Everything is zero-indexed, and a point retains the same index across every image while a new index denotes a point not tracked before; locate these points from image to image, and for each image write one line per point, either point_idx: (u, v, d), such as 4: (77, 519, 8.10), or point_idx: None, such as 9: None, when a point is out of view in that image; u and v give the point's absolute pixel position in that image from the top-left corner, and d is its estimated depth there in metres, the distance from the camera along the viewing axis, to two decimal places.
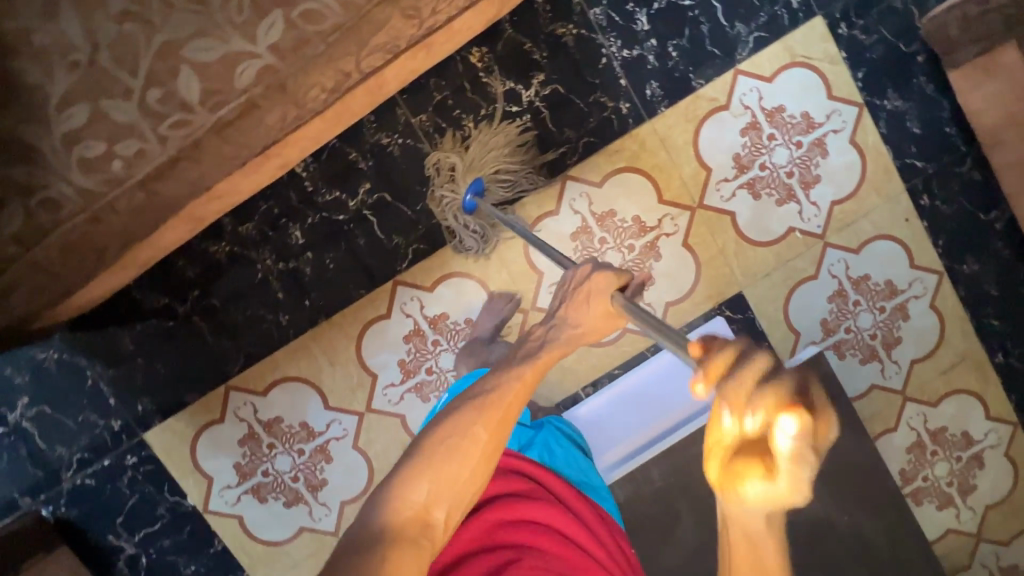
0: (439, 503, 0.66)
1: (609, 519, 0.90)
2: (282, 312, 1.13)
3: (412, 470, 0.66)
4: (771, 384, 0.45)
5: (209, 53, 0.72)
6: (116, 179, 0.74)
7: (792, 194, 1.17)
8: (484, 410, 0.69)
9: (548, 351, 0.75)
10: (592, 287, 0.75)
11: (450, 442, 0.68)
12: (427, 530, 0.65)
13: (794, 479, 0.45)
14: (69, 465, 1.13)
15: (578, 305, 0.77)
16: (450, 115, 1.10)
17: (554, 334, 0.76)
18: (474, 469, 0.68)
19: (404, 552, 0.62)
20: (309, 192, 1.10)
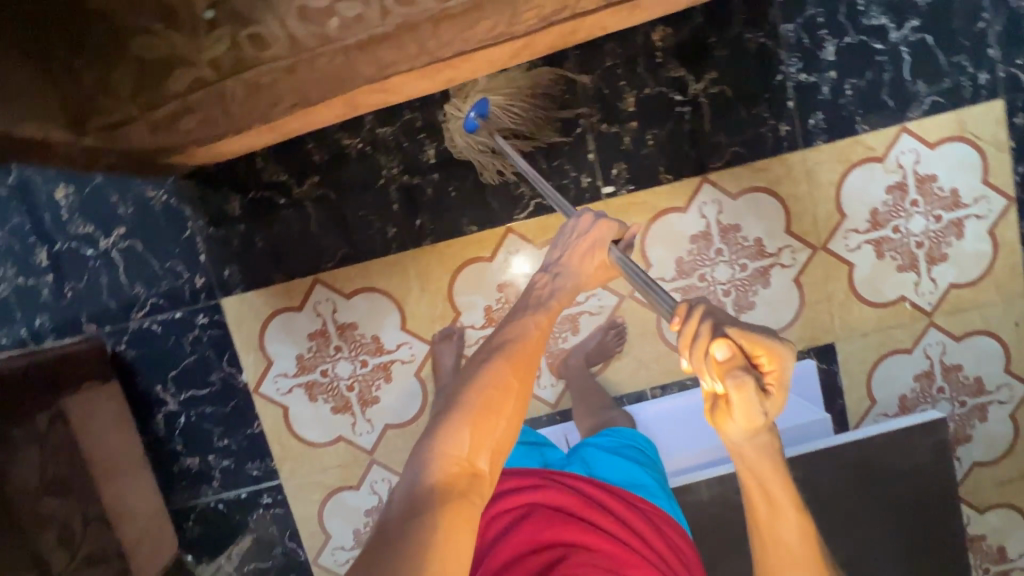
0: (483, 454, 0.62)
1: (660, 518, 0.86)
2: (390, 223, 1.12)
3: (451, 423, 0.62)
4: (706, 329, 0.55)
5: None
6: (327, 37, 0.72)
7: (915, 264, 1.15)
8: (508, 358, 0.67)
9: (559, 296, 0.78)
10: (596, 237, 0.81)
11: (483, 393, 0.64)
12: (475, 482, 0.61)
13: (741, 395, 0.56)
14: (142, 306, 1.14)
15: (581, 255, 0.81)
16: (614, 84, 1.09)
17: (560, 280, 0.79)
18: (511, 417, 0.64)
19: (451, 508, 0.58)
20: (455, 116, 1.09)
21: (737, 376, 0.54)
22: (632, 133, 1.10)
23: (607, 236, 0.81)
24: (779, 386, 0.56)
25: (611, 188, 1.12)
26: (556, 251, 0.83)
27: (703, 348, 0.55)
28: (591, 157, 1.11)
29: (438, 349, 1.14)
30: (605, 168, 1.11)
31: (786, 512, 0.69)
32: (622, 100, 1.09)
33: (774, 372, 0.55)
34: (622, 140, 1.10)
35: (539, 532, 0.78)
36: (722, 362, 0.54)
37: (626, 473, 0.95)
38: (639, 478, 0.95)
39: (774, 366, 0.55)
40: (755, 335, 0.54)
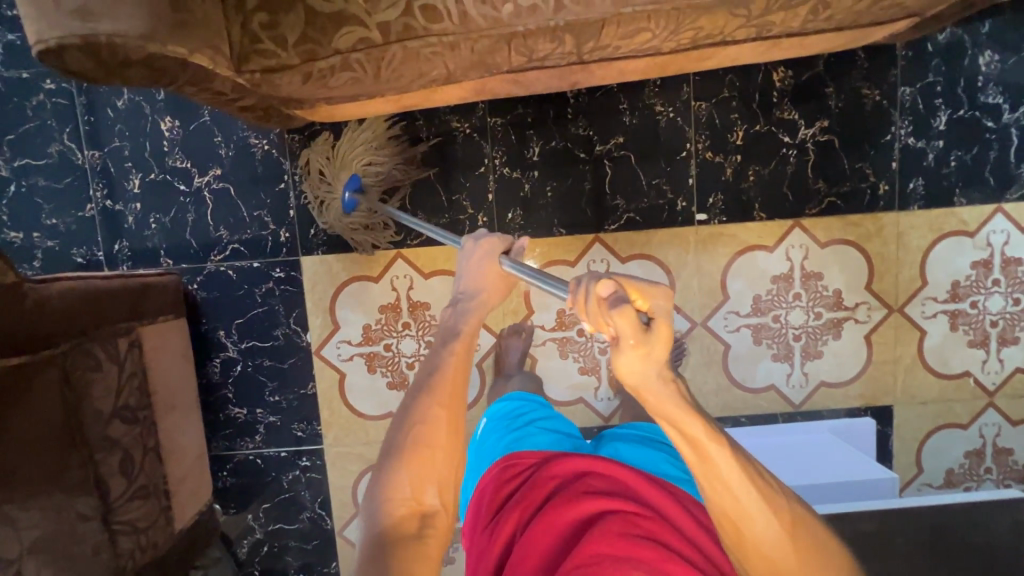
0: (430, 490, 0.63)
1: (688, 502, 0.75)
2: (482, 212, 1.13)
3: (389, 472, 0.63)
4: (608, 284, 0.51)
5: None
6: (498, 21, 0.73)
7: (986, 342, 1.16)
8: (434, 390, 0.67)
9: (466, 323, 0.73)
10: (484, 254, 0.75)
11: (413, 433, 0.65)
12: (428, 520, 0.62)
13: (657, 341, 0.52)
14: (221, 250, 1.14)
15: (476, 275, 0.76)
16: (726, 115, 1.10)
17: (466, 308, 0.74)
18: (446, 445, 0.66)
19: (406, 552, 0.59)
20: (566, 119, 1.10)
21: (620, 307, 0.50)
22: (735, 165, 1.11)
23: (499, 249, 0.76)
24: (663, 325, 0.52)
25: (704, 216, 1.13)
26: (461, 277, 0.77)
27: (592, 296, 0.51)
28: (690, 182, 1.12)
29: (505, 344, 1.15)
30: (702, 195, 1.12)
31: (752, 509, 0.57)
32: (732, 132, 1.10)
33: (655, 310, 0.52)
34: (724, 170, 1.11)
35: (556, 515, 0.71)
36: (605, 299, 0.51)
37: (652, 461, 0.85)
38: (666, 466, 0.85)
39: (653, 303, 0.53)
40: (630, 279, 0.53)
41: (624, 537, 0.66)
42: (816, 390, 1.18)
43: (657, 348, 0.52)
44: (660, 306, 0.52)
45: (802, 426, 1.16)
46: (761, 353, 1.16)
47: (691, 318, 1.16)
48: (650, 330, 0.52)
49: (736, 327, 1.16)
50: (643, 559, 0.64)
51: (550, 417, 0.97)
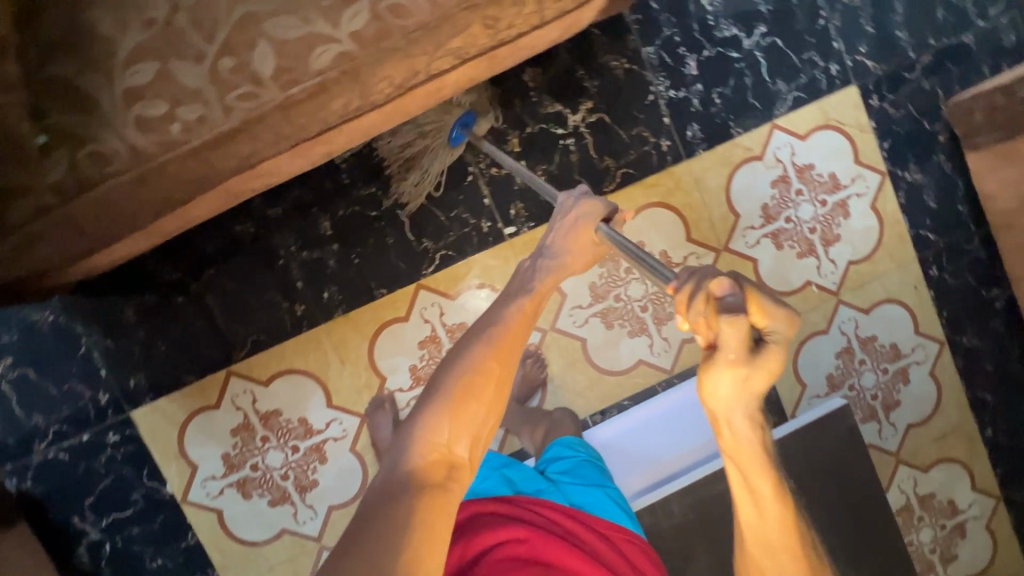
0: (464, 441, 0.59)
1: (632, 554, 0.80)
2: (298, 301, 1.10)
3: (431, 412, 0.58)
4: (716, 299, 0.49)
5: (290, 31, 0.71)
6: (171, 143, 0.71)
7: (812, 249, 1.21)
8: (492, 342, 0.63)
9: (543, 281, 0.74)
10: (581, 215, 0.77)
11: (464, 376, 0.60)
12: (454, 472, 0.58)
13: (755, 364, 0.51)
14: (44, 436, 1.06)
15: (566, 234, 0.78)
16: (496, 128, 1.11)
17: (545, 265, 0.75)
18: (494, 401, 0.61)
19: (427, 500, 0.54)
20: (345, 185, 1.09)
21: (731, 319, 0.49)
22: (523, 171, 1.12)
23: (596, 214, 0.77)
24: (777, 355, 0.51)
25: (513, 228, 1.13)
26: (548, 235, 0.80)
27: (700, 297, 0.49)
28: (487, 202, 1.12)
29: (374, 421, 1.10)
30: (504, 210, 1.12)
31: (768, 513, 0.60)
32: (507, 142, 1.11)
33: (770, 334, 0.50)
34: (514, 180, 1.12)
35: (523, 551, 0.71)
36: (715, 300, 0.49)
37: (594, 499, 0.86)
38: (603, 500, 0.86)
39: (772, 324, 0.50)
40: (755, 289, 0.49)
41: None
42: (682, 349, 1.19)
43: (754, 369, 0.51)
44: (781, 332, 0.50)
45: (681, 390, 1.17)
46: (617, 335, 1.17)
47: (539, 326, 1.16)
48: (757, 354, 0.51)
49: (584, 319, 1.17)
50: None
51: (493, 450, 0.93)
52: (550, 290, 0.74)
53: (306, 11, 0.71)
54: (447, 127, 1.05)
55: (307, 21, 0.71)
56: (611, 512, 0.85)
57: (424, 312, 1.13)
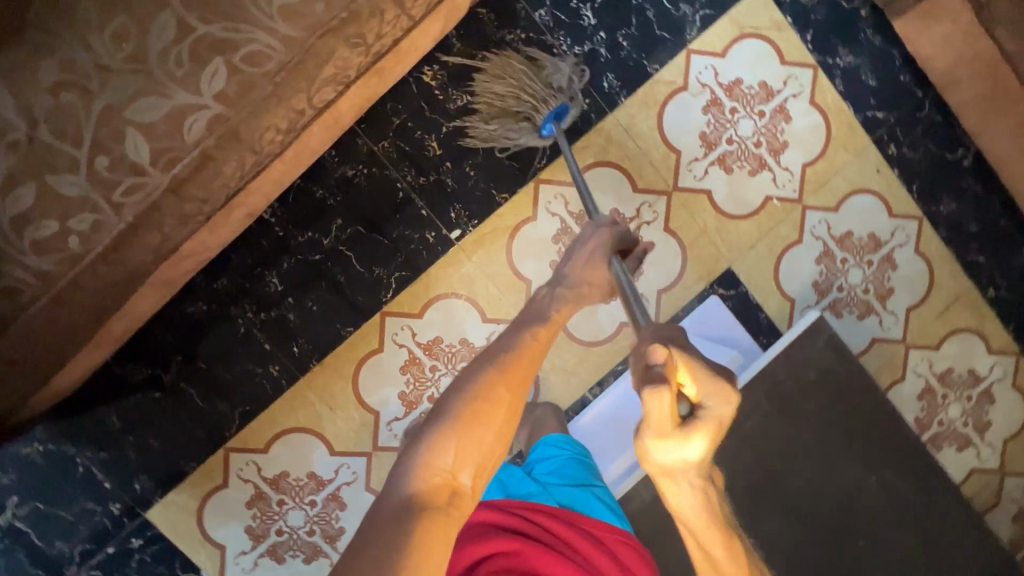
0: (468, 469, 0.59)
1: (621, 552, 0.81)
2: (271, 362, 1.09)
3: (437, 432, 0.59)
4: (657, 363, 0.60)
5: (153, 111, 0.69)
6: (75, 256, 0.70)
7: (763, 163, 1.17)
8: (504, 369, 0.65)
9: (560, 309, 0.77)
10: (597, 245, 0.82)
11: (474, 401, 0.61)
12: (457, 498, 0.58)
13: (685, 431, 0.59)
14: (72, 559, 1.07)
15: (581, 261, 0.82)
16: (411, 137, 1.08)
17: (561, 291, 0.79)
18: (502, 429, 0.62)
19: (428, 521, 0.54)
20: (281, 238, 1.07)
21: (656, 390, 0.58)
22: (451, 173, 1.09)
23: (608, 248, 0.82)
24: (706, 427, 0.59)
25: (458, 231, 1.11)
26: (564, 264, 0.83)
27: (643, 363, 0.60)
28: (424, 213, 1.10)
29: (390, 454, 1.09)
30: (444, 216, 1.10)
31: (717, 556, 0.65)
32: (427, 148, 1.09)
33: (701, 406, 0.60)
34: (445, 184, 1.10)
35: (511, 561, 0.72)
36: (649, 372, 0.60)
37: (581, 498, 0.86)
38: (590, 498, 0.87)
39: (706, 400, 0.60)
40: (690, 362, 0.60)
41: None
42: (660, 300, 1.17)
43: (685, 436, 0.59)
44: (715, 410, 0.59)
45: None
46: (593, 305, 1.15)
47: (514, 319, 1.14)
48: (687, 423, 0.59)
49: None
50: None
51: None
52: (563, 321, 0.76)
53: (163, 86, 0.69)
54: (537, 116, 1.04)
55: (168, 95, 0.69)
56: (598, 509, 0.86)
57: (395, 337, 1.11)
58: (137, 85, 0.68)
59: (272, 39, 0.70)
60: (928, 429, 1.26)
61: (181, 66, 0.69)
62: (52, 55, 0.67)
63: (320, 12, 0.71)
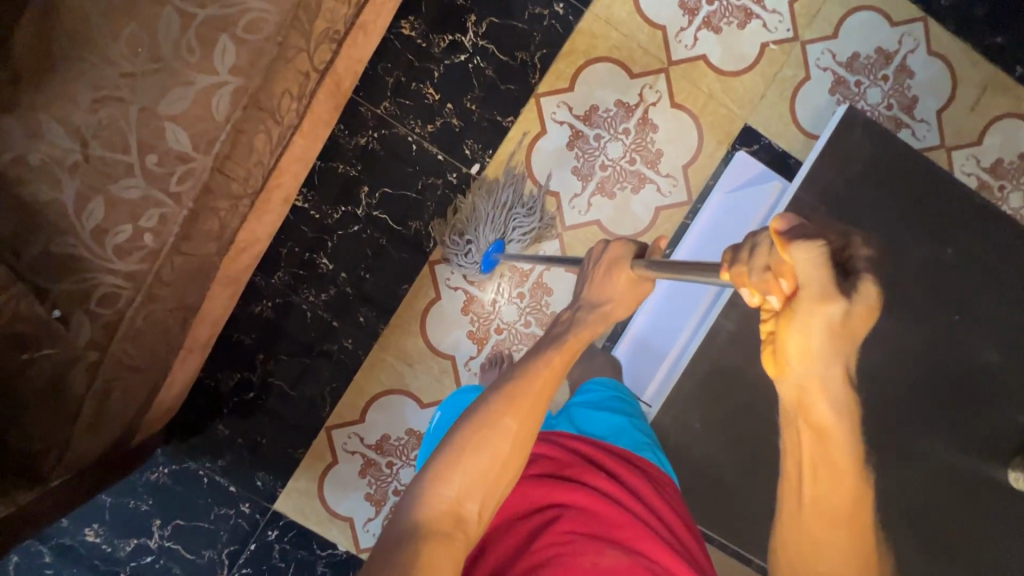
0: (473, 500, 0.63)
1: (661, 483, 0.80)
2: (344, 337, 1.15)
3: (442, 464, 0.63)
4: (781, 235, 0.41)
5: (182, 101, 0.75)
6: (153, 252, 0.76)
7: (749, 12, 1.16)
8: (513, 400, 0.66)
9: (579, 330, 0.70)
10: (612, 260, 0.71)
11: (478, 434, 0.64)
12: (462, 522, 0.62)
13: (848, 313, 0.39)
14: (222, 563, 1.15)
15: (600, 281, 0.73)
16: (409, 90, 1.13)
17: (578, 319, 0.71)
18: (508, 459, 0.65)
19: (431, 549, 0.58)
20: (319, 220, 1.13)
21: (804, 247, 0.39)
22: (455, 113, 1.14)
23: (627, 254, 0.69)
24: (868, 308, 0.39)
25: (477, 165, 1.15)
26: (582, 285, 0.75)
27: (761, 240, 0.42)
28: (441, 158, 1.14)
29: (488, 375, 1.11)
30: (459, 155, 1.14)
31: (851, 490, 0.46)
32: (426, 96, 1.13)
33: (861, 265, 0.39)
34: (452, 125, 1.14)
35: (536, 496, 0.72)
36: (781, 238, 0.40)
37: (618, 426, 0.86)
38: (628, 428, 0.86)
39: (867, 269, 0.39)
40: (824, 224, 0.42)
41: (597, 521, 0.70)
42: (689, 176, 1.18)
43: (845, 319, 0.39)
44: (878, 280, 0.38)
45: (710, 203, 1.15)
46: (624, 198, 1.17)
47: (555, 233, 1.17)
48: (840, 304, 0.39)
49: (588, 203, 1.17)
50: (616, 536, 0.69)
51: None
52: (582, 344, 0.70)
53: (184, 75, 0.75)
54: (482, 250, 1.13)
55: (190, 82, 0.75)
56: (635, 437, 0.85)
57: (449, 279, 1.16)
58: (162, 81, 0.74)
59: (265, 4, 0.75)
60: None
61: (194, 52, 0.74)
62: (82, 77, 0.74)
63: None
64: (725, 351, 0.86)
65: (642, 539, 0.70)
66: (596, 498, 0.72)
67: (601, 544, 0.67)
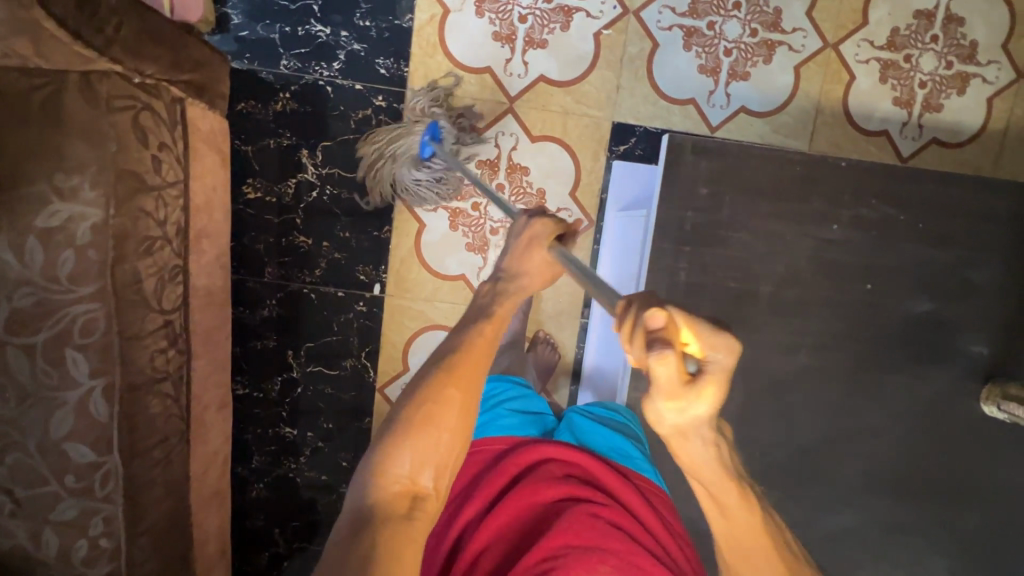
0: (429, 472, 0.53)
1: (655, 500, 0.78)
2: (338, 484, 1.21)
3: (390, 441, 0.52)
4: (646, 330, 0.41)
5: (67, 420, 0.78)
6: (114, 549, 0.83)
7: (567, 9, 1.07)
8: (453, 362, 0.56)
9: (504, 303, 0.61)
10: (536, 233, 0.61)
11: (423, 402, 0.54)
12: (419, 507, 0.52)
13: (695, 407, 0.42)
14: None
15: (521, 256, 0.62)
16: (282, 247, 1.12)
17: (500, 285, 0.62)
18: (461, 426, 0.55)
19: (388, 536, 0.48)
20: (264, 396, 1.17)
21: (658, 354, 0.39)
22: (334, 248, 1.12)
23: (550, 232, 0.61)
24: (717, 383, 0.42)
25: (377, 284, 1.14)
26: (502, 260, 0.64)
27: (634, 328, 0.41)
28: (342, 294, 1.14)
29: None
30: (357, 283, 1.14)
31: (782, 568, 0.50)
32: (300, 244, 1.12)
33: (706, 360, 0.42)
34: (336, 260, 1.13)
35: (525, 510, 0.69)
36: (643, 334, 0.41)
37: (612, 444, 0.86)
38: (630, 449, 0.86)
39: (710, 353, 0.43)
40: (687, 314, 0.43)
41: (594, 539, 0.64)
42: (580, 200, 1.12)
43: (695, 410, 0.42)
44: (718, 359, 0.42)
45: (608, 225, 1.11)
46: None
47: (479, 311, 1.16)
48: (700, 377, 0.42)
49: None
50: (610, 547, 0.64)
51: (521, 396, 0.94)
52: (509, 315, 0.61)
53: (57, 398, 0.78)
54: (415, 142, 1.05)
55: (64, 401, 0.78)
56: (634, 457, 0.85)
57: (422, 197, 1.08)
58: (41, 411, 0.77)
59: (86, 304, 0.76)
60: (917, 99, 1.12)
61: (51, 376, 0.77)
62: None
63: (96, 254, 0.75)
64: None
65: (633, 552, 0.64)
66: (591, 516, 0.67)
67: (595, 561, 0.62)
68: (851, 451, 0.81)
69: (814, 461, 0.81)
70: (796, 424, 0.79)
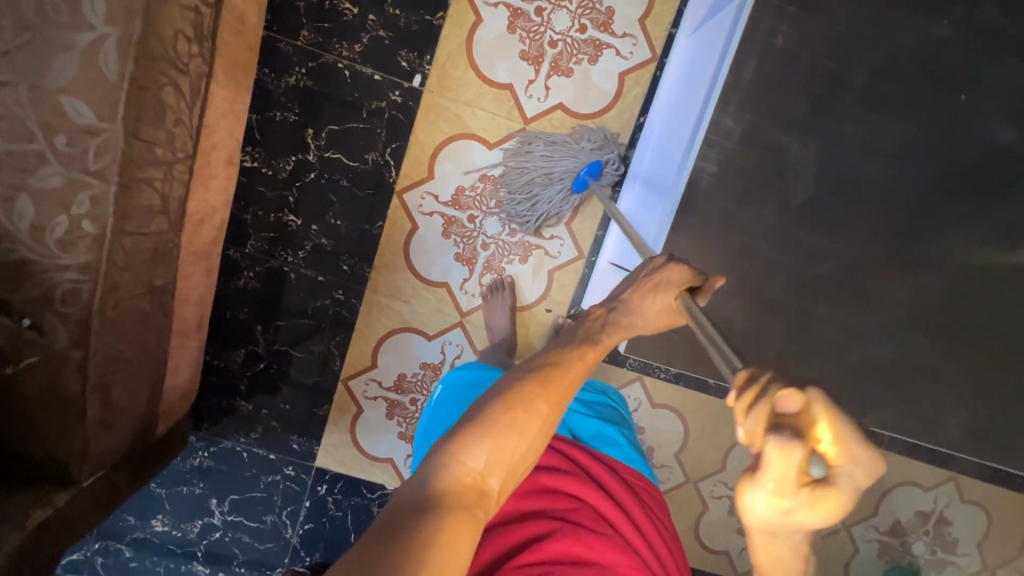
0: (499, 473, 0.53)
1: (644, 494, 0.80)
2: (334, 289, 1.13)
3: (475, 431, 0.52)
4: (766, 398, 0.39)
5: (68, 68, 0.68)
6: (97, 237, 0.73)
7: None
8: (548, 379, 0.55)
9: (613, 333, 0.59)
10: (665, 279, 0.60)
11: (513, 409, 0.53)
12: (480, 502, 0.52)
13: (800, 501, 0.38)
14: (286, 524, 1.21)
15: (642, 294, 0.61)
16: (323, 11, 1.02)
17: (613, 316, 0.60)
18: (537, 440, 0.55)
19: (454, 521, 0.49)
20: (272, 175, 1.07)
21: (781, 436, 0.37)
22: (379, 24, 1.03)
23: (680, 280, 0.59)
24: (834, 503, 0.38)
25: (417, 75, 1.06)
26: (622, 288, 0.63)
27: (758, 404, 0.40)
28: (378, 78, 1.05)
29: (491, 304, 1.14)
30: (396, 70, 1.05)
31: None
32: (343, 12, 1.02)
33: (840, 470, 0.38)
34: (380, 38, 1.04)
35: (524, 502, 0.69)
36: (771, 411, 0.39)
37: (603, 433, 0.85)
38: (616, 435, 0.87)
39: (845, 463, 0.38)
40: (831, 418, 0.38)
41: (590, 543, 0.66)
42: (647, 28, 1.07)
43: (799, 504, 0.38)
44: (852, 474, 0.38)
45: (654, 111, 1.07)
46: (582, 73, 1.07)
47: (518, 130, 1.09)
48: (812, 489, 0.37)
49: (546, 88, 1.08)
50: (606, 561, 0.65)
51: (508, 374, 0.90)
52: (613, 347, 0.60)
53: (60, 40, 0.67)
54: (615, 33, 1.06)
55: (70, 44, 0.67)
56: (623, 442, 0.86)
57: (546, 60, 1.07)
58: (41, 50, 0.67)
59: None
60: None
61: (59, 10, 0.66)
62: None
63: None
64: (719, 186, 0.77)
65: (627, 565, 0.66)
66: (592, 524, 0.68)
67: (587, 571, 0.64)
68: (898, 277, 0.79)
69: (861, 281, 0.79)
70: (854, 232, 0.77)
